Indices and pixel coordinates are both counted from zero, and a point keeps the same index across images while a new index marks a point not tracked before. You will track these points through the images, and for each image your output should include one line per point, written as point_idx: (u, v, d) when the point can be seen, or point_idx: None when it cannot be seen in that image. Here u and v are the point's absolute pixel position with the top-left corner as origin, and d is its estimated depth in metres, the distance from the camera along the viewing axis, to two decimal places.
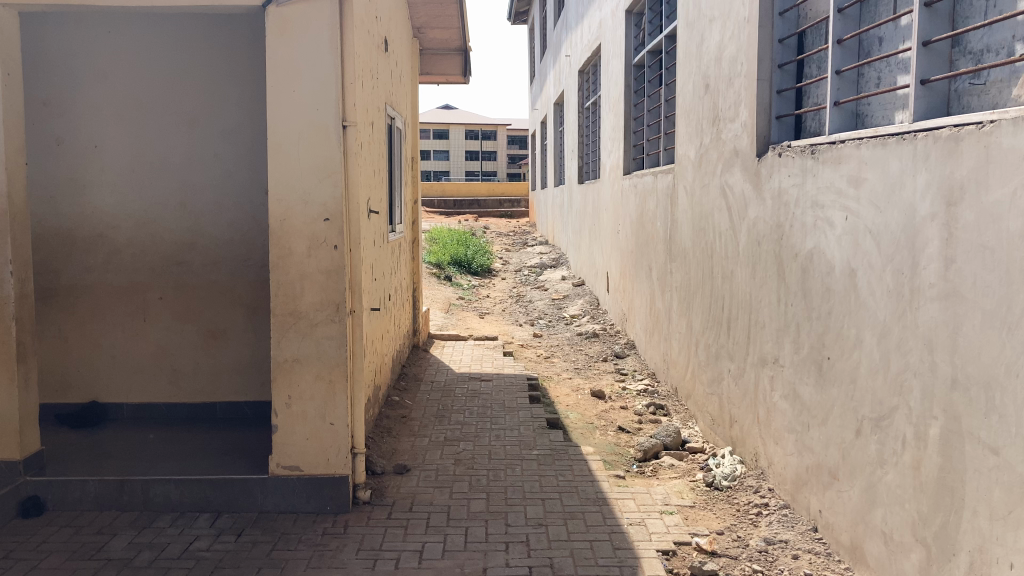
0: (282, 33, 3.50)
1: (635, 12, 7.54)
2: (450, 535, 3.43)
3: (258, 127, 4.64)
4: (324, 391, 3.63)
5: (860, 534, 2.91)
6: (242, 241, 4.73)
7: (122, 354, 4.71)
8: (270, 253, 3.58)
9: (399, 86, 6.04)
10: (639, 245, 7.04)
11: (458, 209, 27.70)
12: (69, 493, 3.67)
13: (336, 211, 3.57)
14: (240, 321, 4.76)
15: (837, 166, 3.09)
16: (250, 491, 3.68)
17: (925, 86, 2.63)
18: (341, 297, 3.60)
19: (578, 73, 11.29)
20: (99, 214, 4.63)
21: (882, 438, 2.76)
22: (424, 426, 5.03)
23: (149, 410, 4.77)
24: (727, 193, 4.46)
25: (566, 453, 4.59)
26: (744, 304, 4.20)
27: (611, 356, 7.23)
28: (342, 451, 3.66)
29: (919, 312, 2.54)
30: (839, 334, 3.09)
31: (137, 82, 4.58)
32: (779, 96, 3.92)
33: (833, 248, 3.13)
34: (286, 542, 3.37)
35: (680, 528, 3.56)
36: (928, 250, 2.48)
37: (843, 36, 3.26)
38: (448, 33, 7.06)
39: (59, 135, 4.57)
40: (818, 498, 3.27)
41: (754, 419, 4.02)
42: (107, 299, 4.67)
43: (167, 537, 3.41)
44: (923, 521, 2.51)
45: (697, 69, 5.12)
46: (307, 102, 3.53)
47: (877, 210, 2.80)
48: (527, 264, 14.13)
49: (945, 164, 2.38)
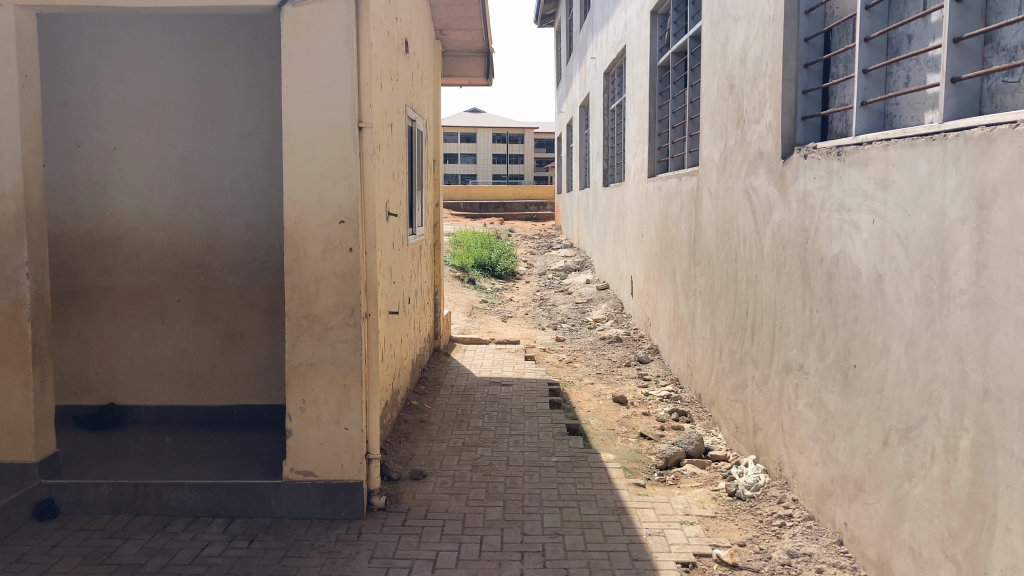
0: (297, 34, 3.49)
1: (659, 13, 7.48)
2: (465, 543, 3.39)
3: (277, 130, 4.65)
4: (338, 395, 3.61)
5: (887, 548, 2.81)
6: (260, 244, 4.74)
7: (140, 356, 4.75)
8: (285, 257, 3.57)
9: (420, 89, 6.01)
10: (663, 249, 6.94)
11: (482, 212, 27.73)
12: (82, 496, 3.69)
13: (352, 213, 3.55)
14: (258, 325, 4.77)
15: (863, 167, 3.00)
16: (264, 496, 3.67)
17: (956, 83, 2.53)
18: (356, 301, 3.58)
19: (603, 76, 11.24)
20: (119, 216, 4.67)
21: (910, 449, 2.66)
22: (442, 431, 4.99)
23: (166, 413, 4.80)
24: (751, 196, 4.36)
25: (585, 460, 4.52)
26: (768, 310, 4.09)
27: (635, 361, 7.13)
28: (356, 456, 3.64)
29: (948, 320, 2.43)
30: (866, 342, 2.99)
31: (155, 85, 4.62)
32: (804, 96, 3.81)
33: (859, 252, 3.04)
34: (298, 549, 3.35)
35: (700, 540, 3.46)
36: (958, 256, 2.38)
37: (870, 34, 3.15)
38: (471, 34, 7.04)
39: (78, 138, 4.62)
40: (843, 511, 3.17)
41: (778, 428, 3.92)
42: (124, 302, 4.71)
43: (180, 542, 3.41)
44: (953, 537, 2.40)
45: (722, 70, 5.03)
46: (323, 103, 3.52)
47: (905, 213, 2.69)
48: (550, 268, 14.05)
49: (977, 166, 2.29)
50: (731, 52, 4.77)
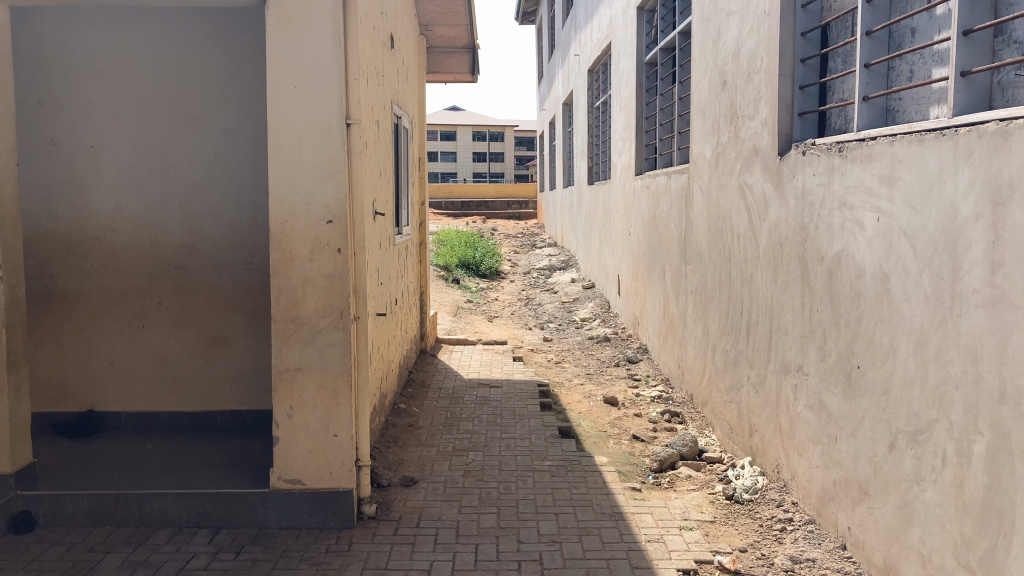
0: (282, 27, 3.36)
1: (646, 9, 7.40)
2: (460, 553, 3.28)
3: (260, 126, 4.52)
4: (327, 401, 3.48)
5: (894, 553, 2.74)
6: (243, 244, 4.60)
7: (120, 361, 4.59)
8: (271, 258, 3.44)
9: (405, 84, 5.87)
10: (651, 248, 6.87)
11: (464, 210, 27.60)
12: (61, 508, 3.54)
13: (340, 213, 3.43)
14: (242, 328, 4.63)
15: (867, 164, 2.93)
16: (250, 506, 3.55)
17: (965, 77, 2.47)
18: (345, 303, 3.46)
19: (587, 73, 11.14)
20: (96, 217, 4.51)
21: (919, 453, 2.59)
22: (431, 435, 4.88)
23: (147, 419, 4.64)
24: (745, 194, 4.30)
25: (579, 463, 4.43)
26: (765, 310, 4.02)
27: (624, 360, 7.06)
28: (346, 464, 3.52)
29: (961, 320, 2.37)
30: (871, 342, 2.92)
31: (133, 81, 4.45)
32: (801, 92, 3.74)
33: (863, 251, 2.97)
34: (287, 561, 3.23)
35: (701, 546, 3.38)
36: (971, 254, 2.32)
37: (872, 28, 3.08)
38: (456, 30, 6.92)
39: (53, 135, 4.45)
40: (847, 514, 3.10)
41: (776, 429, 3.85)
42: (103, 305, 4.54)
43: (164, 555, 3.28)
44: (966, 544, 2.34)
45: (713, 65, 4.95)
46: (309, 100, 3.39)
47: (913, 210, 2.63)
48: (535, 267, 13.96)
49: (991, 161, 2.22)
50: (723, 48, 4.70)
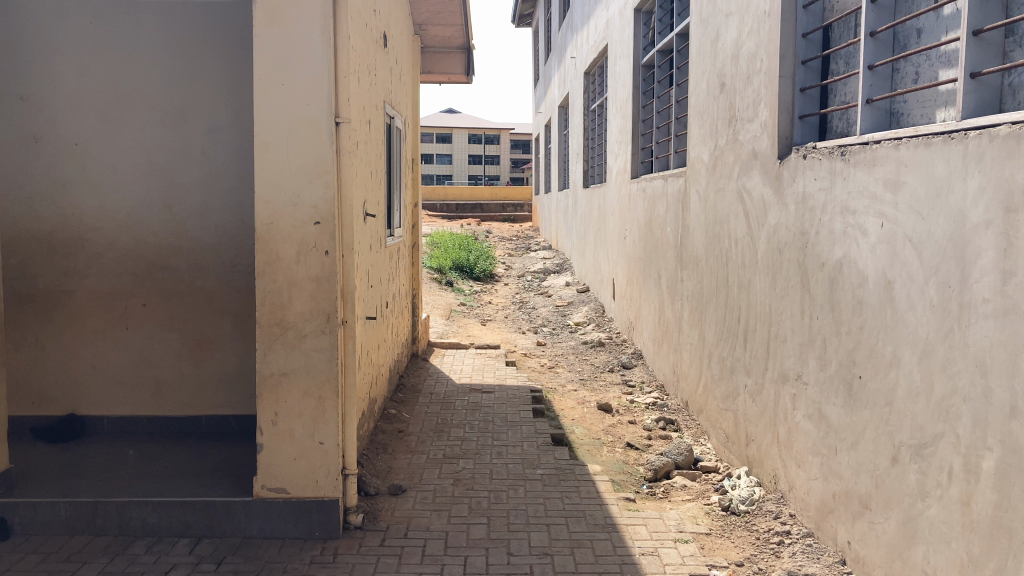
0: (270, 22, 3.26)
1: (644, 11, 7.32)
2: (448, 565, 3.18)
3: (247, 125, 4.41)
4: (313, 408, 3.38)
5: (897, 571, 2.65)
6: (229, 245, 4.49)
7: (102, 363, 4.47)
8: (256, 259, 3.33)
9: (398, 83, 5.78)
10: (647, 252, 6.79)
11: (459, 213, 27.49)
12: (36, 516, 3.42)
13: (328, 214, 3.33)
14: (228, 332, 4.52)
15: (870, 169, 2.84)
16: (233, 515, 3.44)
17: (976, 79, 2.39)
18: (332, 306, 3.36)
19: (584, 75, 11.06)
20: (79, 215, 4.40)
21: (924, 467, 2.50)
22: (421, 441, 4.78)
23: (131, 423, 4.53)
24: (743, 198, 4.21)
25: (572, 472, 4.33)
26: (762, 317, 3.94)
27: (618, 366, 6.96)
28: (332, 472, 3.41)
29: (969, 331, 2.28)
30: (874, 352, 2.83)
31: (119, 77, 4.35)
32: (802, 94, 3.66)
33: (866, 258, 2.88)
34: (270, 572, 3.12)
35: (696, 559, 3.29)
36: (980, 263, 2.24)
37: (876, 29, 3.00)
38: (450, 30, 6.83)
39: (36, 132, 4.33)
40: (846, 529, 3.01)
41: (773, 439, 3.76)
42: (86, 306, 4.43)
43: (142, 566, 3.16)
44: (973, 563, 2.25)
45: (711, 67, 4.88)
46: (298, 96, 3.29)
47: (919, 216, 2.54)
48: (529, 270, 13.87)
49: (1003, 167, 2.14)
50: (721, 49, 4.62)
